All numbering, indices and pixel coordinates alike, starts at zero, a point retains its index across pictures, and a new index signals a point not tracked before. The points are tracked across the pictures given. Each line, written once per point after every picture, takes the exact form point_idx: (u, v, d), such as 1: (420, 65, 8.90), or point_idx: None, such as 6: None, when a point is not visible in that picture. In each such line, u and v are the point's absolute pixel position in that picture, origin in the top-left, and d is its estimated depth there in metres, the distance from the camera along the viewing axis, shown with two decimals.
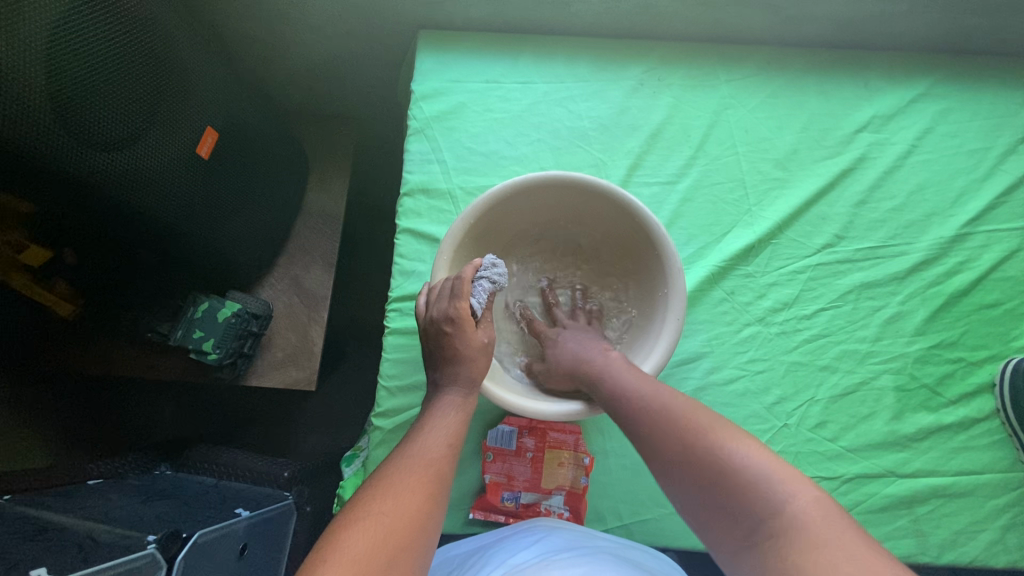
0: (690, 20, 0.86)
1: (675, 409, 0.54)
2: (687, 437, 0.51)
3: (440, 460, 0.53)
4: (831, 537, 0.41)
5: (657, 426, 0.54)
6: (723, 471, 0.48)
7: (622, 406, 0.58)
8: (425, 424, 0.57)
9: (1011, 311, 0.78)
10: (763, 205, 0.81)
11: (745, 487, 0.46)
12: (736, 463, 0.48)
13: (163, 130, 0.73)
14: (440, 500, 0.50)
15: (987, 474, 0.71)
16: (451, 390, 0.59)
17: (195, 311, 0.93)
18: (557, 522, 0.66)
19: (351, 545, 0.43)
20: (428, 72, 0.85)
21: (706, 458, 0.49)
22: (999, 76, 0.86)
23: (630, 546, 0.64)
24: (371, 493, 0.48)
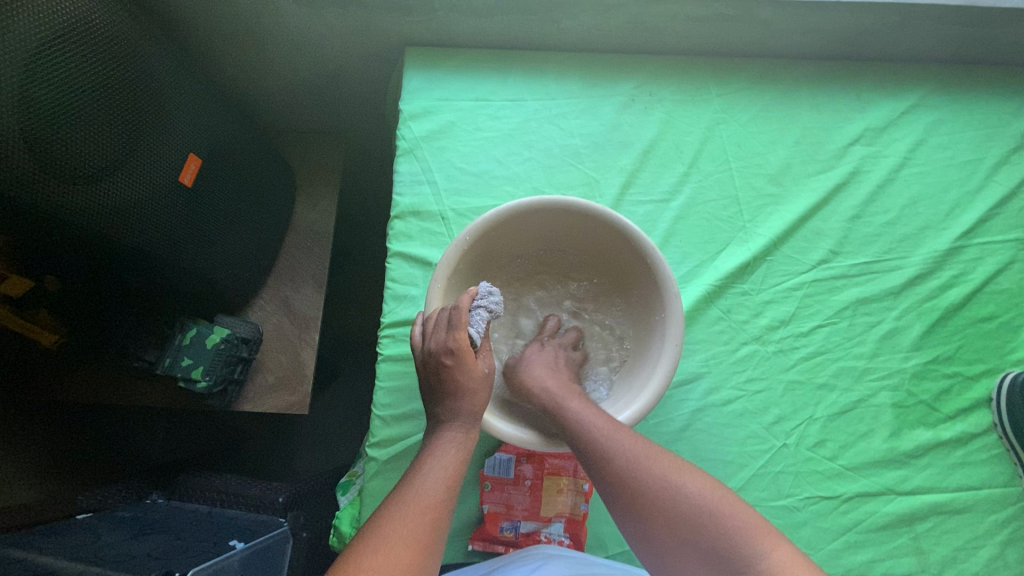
0: (680, 35, 0.86)
1: (653, 468, 0.55)
2: (668, 493, 0.53)
3: (437, 507, 0.52)
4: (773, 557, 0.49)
5: (633, 486, 0.54)
6: (706, 529, 0.51)
7: (596, 462, 0.57)
8: (425, 462, 0.56)
9: (1005, 324, 0.77)
10: (757, 221, 0.80)
11: (731, 542, 0.50)
12: (719, 516, 0.51)
13: (144, 161, 0.71)
14: (434, 550, 0.50)
15: (986, 489, 0.71)
16: (453, 423, 0.58)
17: (183, 338, 0.91)
18: (554, 551, 0.65)
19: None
20: (415, 90, 0.84)
21: (688, 517, 0.52)
22: (989, 86, 0.86)
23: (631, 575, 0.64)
24: (366, 546, 0.48)
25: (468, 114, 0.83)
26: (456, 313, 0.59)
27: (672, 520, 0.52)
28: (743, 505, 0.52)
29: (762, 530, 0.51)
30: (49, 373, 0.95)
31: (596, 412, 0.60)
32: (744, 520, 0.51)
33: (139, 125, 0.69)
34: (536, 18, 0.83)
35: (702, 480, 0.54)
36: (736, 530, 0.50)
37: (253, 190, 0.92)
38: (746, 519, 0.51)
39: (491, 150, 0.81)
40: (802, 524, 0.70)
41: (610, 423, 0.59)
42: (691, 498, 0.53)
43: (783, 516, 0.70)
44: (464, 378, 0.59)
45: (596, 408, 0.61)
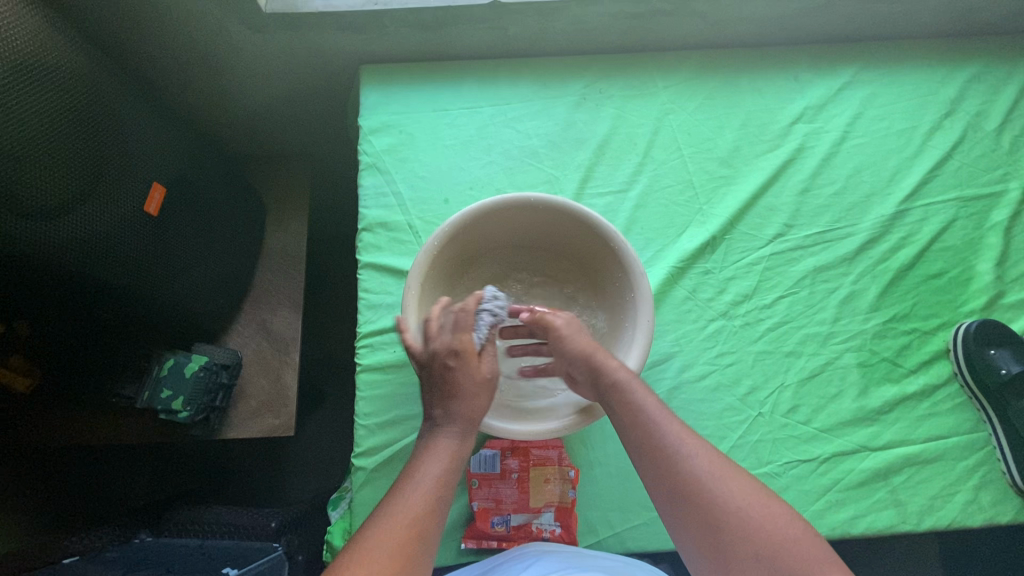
0: (623, 33, 0.90)
1: (728, 486, 0.52)
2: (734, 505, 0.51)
3: (428, 512, 0.53)
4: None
5: (698, 497, 0.51)
6: (777, 555, 0.48)
7: (664, 465, 0.54)
8: (421, 465, 0.57)
9: (955, 279, 0.81)
10: (712, 203, 0.83)
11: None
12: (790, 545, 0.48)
13: (108, 193, 0.71)
14: (423, 554, 0.51)
15: (953, 437, 0.74)
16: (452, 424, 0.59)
17: (160, 369, 0.91)
18: (548, 546, 0.66)
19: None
20: (374, 105, 0.86)
21: (754, 539, 0.49)
22: (916, 58, 0.91)
23: (630, 564, 0.65)
24: (356, 550, 0.49)
25: (426, 124, 0.86)
26: (462, 314, 0.61)
27: (742, 542, 0.49)
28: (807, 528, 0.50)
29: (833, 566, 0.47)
30: (25, 422, 0.94)
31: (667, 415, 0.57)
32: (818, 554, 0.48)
33: (102, 159, 0.70)
34: (483, 26, 0.86)
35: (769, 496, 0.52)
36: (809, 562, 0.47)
37: (222, 216, 0.94)
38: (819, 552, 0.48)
39: (452, 158, 0.84)
40: (784, 489, 0.72)
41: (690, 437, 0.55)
42: (757, 519, 0.50)
43: (764, 483, 0.72)
44: (467, 380, 0.60)
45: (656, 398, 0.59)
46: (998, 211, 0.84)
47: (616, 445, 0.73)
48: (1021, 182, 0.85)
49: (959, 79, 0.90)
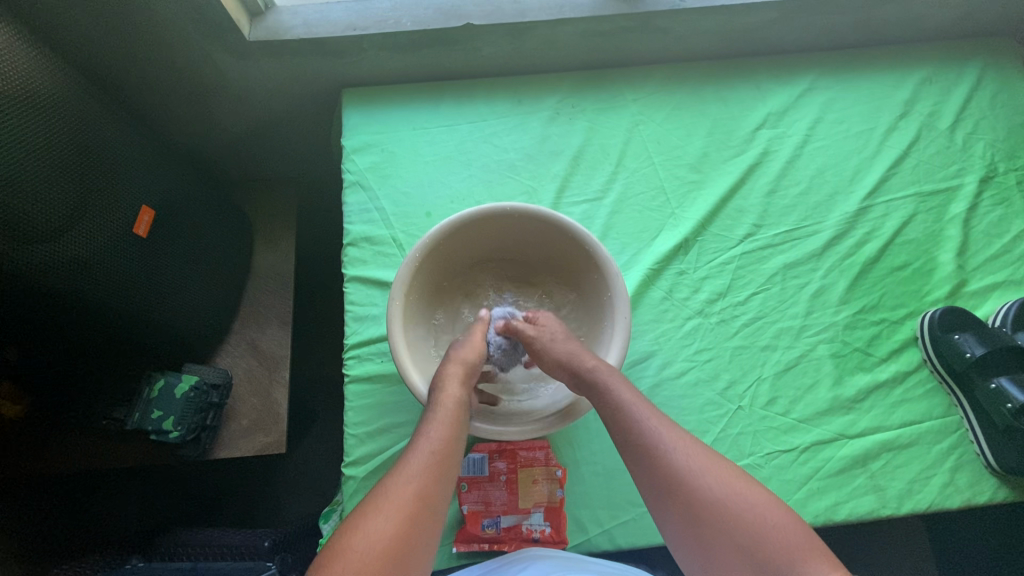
0: (591, 51, 0.94)
1: (692, 458, 0.55)
2: (695, 475, 0.54)
3: (437, 468, 0.55)
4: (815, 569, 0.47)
5: (661, 466, 0.55)
6: (735, 521, 0.51)
7: (636, 445, 0.58)
8: (427, 425, 0.59)
9: (919, 269, 0.84)
10: (684, 207, 0.87)
11: (758, 537, 0.49)
12: (765, 530, 0.50)
13: (99, 216, 0.74)
14: (436, 508, 0.53)
15: (927, 421, 0.76)
16: (451, 385, 0.62)
17: (150, 391, 0.92)
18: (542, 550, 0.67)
19: (347, 560, 0.47)
20: (356, 126, 0.89)
21: (715, 501, 0.52)
22: (870, 65, 0.96)
23: (620, 568, 0.66)
24: (370, 506, 0.51)
25: (407, 142, 0.89)
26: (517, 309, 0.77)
27: (718, 531, 0.51)
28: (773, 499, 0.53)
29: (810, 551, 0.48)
30: (16, 452, 0.95)
31: (641, 400, 0.61)
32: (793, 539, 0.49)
33: (91, 182, 0.73)
34: (459, 48, 0.90)
35: (735, 472, 0.55)
36: (782, 545, 0.48)
37: (210, 237, 0.96)
38: (795, 537, 0.49)
39: (432, 173, 0.87)
40: (767, 479, 0.74)
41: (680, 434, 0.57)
42: (717, 484, 0.53)
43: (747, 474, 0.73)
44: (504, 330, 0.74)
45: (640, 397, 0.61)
46: (955, 204, 0.88)
47: (602, 443, 0.75)
48: (976, 176, 0.89)
49: (912, 82, 0.95)
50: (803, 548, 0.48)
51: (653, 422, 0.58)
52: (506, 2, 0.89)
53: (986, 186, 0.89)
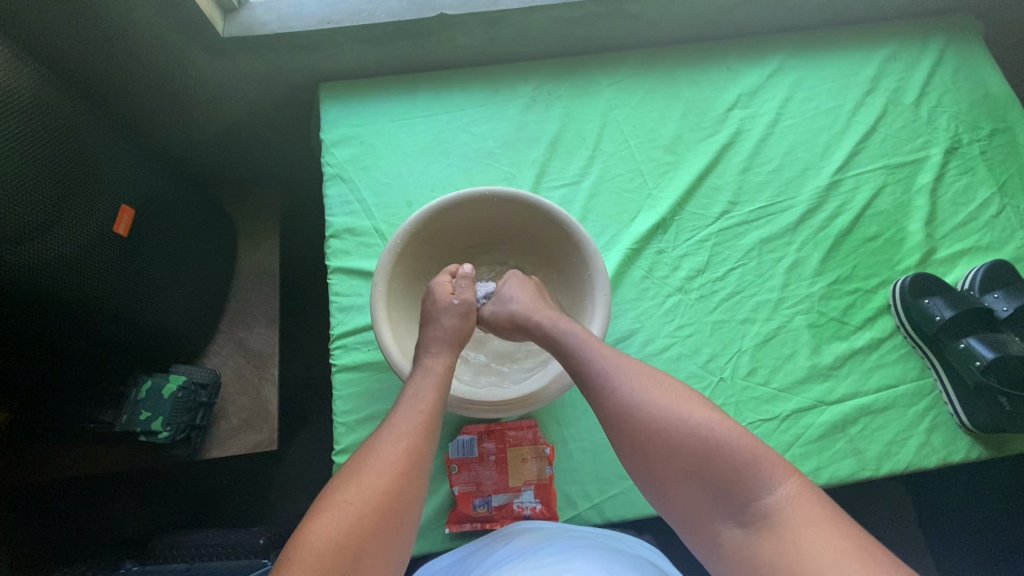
0: (565, 37, 0.96)
1: (670, 411, 0.53)
2: (672, 428, 0.51)
3: (426, 422, 0.55)
4: (799, 518, 0.45)
5: (637, 422, 0.53)
6: (716, 469, 0.49)
7: (609, 399, 0.56)
8: (414, 387, 0.60)
9: (891, 239, 0.87)
10: (661, 187, 0.88)
11: (742, 484, 0.48)
12: (732, 455, 0.49)
13: (79, 216, 0.74)
14: (427, 458, 0.53)
15: (902, 385, 0.79)
16: (435, 354, 0.65)
17: (137, 392, 0.92)
18: (531, 525, 0.66)
19: (342, 511, 0.47)
20: (334, 119, 0.90)
21: (694, 453, 0.50)
22: (836, 43, 0.99)
23: (604, 534, 0.67)
24: (360, 462, 0.51)
25: (386, 133, 0.90)
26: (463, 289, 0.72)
27: (688, 468, 0.50)
28: (755, 441, 0.50)
29: (776, 469, 0.48)
30: (8, 460, 0.94)
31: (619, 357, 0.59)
32: (761, 462, 0.49)
33: (70, 183, 0.73)
34: (433, 38, 0.91)
35: (720, 418, 0.52)
36: (755, 480, 0.48)
37: (192, 235, 0.96)
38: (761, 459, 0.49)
39: (411, 164, 0.88)
40: None
41: (647, 378, 0.56)
42: (697, 433, 0.51)
43: None
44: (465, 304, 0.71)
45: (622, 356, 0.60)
46: (922, 175, 0.90)
47: (589, 420, 0.76)
48: (941, 148, 0.92)
49: (877, 59, 0.97)
50: (791, 494, 0.46)
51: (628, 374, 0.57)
52: None
53: (952, 157, 0.91)
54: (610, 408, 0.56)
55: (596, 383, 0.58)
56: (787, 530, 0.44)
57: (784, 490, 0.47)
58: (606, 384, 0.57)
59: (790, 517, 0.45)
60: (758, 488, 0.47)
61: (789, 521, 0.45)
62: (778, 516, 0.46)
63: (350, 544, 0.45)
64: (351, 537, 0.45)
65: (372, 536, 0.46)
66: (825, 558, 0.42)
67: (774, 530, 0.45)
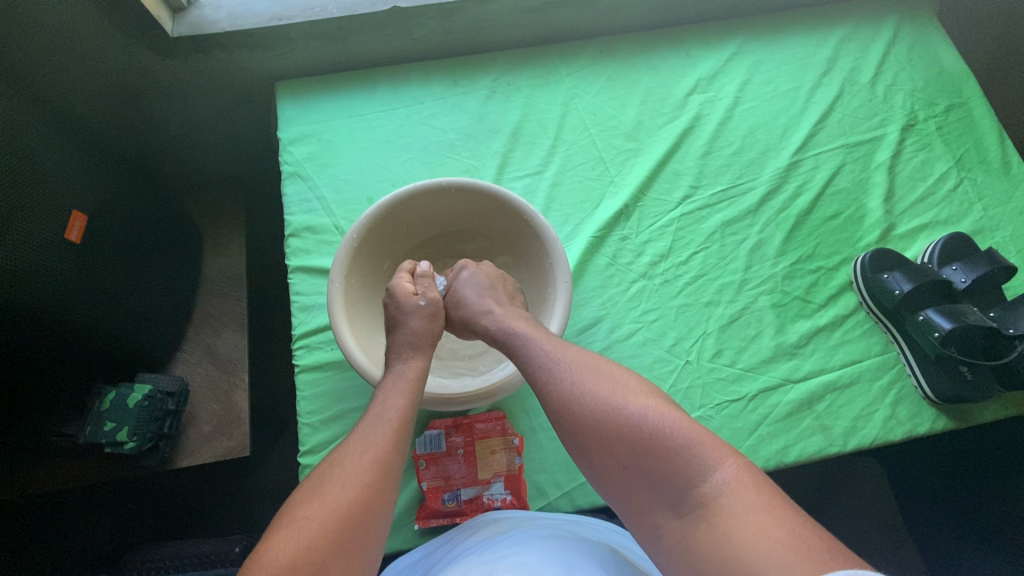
0: (523, 27, 0.96)
1: (608, 401, 0.52)
2: (608, 419, 0.50)
3: (394, 432, 0.54)
4: (738, 502, 0.43)
5: (576, 415, 0.52)
6: (654, 456, 0.48)
7: (551, 395, 0.55)
8: (383, 395, 0.58)
9: (851, 217, 0.87)
10: (623, 174, 0.88)
11: (679, 469, 0.46)
12: (669, 440, 0.48)
13: (28, 224, 0.71)
14: (394, 471, 0.51)
15: (866, 360, 0.79)
16: (408, 358, 0.63)
17: (102, 403, 0.90)
18: (494, 518, 0.66)
19: (295, 531, 0.44)
20: (292, 118, 0.89)
21: (631, 443, 0.49)
22: (793, 24, 1.00)
23: (573, 521, 0.66)
24: (321, 476, 0.49)
25: (344, 130, 0.89)
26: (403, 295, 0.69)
27: (628, 458, 0.49)
28: (696, 427, 0.49)
29: (714, 452, 0.47)
30: None
31: (569, 352, 0.58)
32: (699, 445, 0.47)
33: (19, 190, 0.70)
34: (389, 32, 0.91)
35: (658, 405, 0.51)
36: (693, 464, 0.46)
37: (151, 242, 0.94)
38: (699, 443, 0.48)
39: (371, 159, 0.87)
40: (718, 430, 0.76)
41: (591, 370, 0.55)
42: (633, 421, 0.49)
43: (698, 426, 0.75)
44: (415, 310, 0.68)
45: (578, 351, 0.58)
46: (880, 152, 0.91)
47: None
48: (898, 125, 0.93)
49: (833, 40, 0.98)
50: (727, 476, 0.45)
51: (571, 370, 0.55)
52: None
53: (908, 133, 0.92)
54: (554, 403, 0.54)
55: (543, 379, 0.56)
56: (723, 515, 0.43)
57: (720, 472, 0.45)
58: (550, 380, 0.56)
59: (726, 499, 0.44)
60: (696, 473, 0.46)
61: (725, 505, 0.44)
62: (715, 501, 0.44)
63: (304, 564, 0.42)
64: (311, 558, 0.43)
65: (332, 550, 0.44)
66: (760, 543, 0.40)
67: (710, 515, 0.44)
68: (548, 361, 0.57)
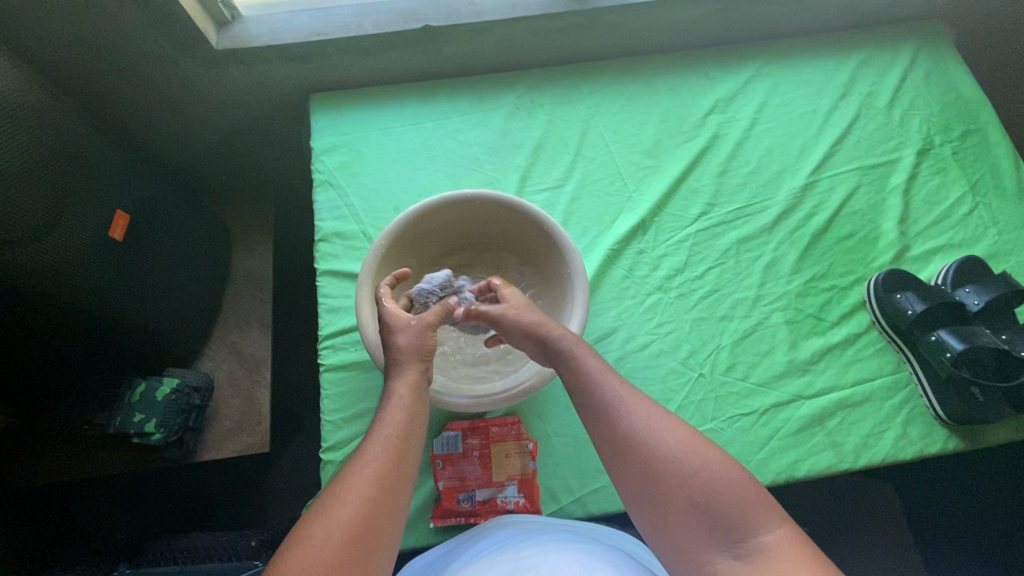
0: (548, 47, 0.99)
1: (670, 444, 0.54)
2: (669, 460, 0.53)
3: (396, 450, 0.54)
4: (792, 558, 0.46)
5: (637, 451, 0.54)
6: (712, 503, 0.50)
7: (612, 428, 0.57)
8: (382, 411, 0.58)
9: (865, 238, 0.89)
10: (641, 190, 0.91)
11: (737, 519, 0.49)
12: (724, 495, 0.50)
13: (75, 222, 0.76)
14: (399, 489, 0.52)
15: (879, 379, 0.80)
16: (403, 374, 0.62)
17: (132, 395, 0.93)
18: (508, 520, 0.67)
19: (306, 557, 0.45)
20: (324, 128, 0.93)
21: (691, 485, 0.51)
22: (811, 49, 1.02)
23: (589, 528, 0.68)
24: (328, 496, 0.50)
25: (374, 141, 0.93)
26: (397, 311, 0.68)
27: (683, 500, 0.51)
28: (755, 483, 0.51)
29: (766, 512, 0.49)
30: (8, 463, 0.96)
31: (632, 394, 0.59)
32: (751, 503, 0.49)
33: (69, 188, 0.76)
34: (420, 49, 0.95)
35: (718, 456, 0.53)
36: (751, 515, 0.49)
37: (186, 243, 0.98)
38: (752, 501, 0.50)
39: (398, 170, 0.91)
40: (729, 442, 0.77)
41: (654, 413, 0.57)
42: (694, 467, 0.52)
43: (710, 438, 0.77)
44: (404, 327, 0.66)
45: (641, 397, 0.59)
46: (895, 176, 0.93)
47: (571, 415, 0.78)
48: (914, 149, 0.94)
49: (850, 65, 1.01)
50: (783, 534, 0.48)
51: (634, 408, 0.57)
52: (461, 3, 0.94)
53: (924, 158, 0.94)
54: (614, 437, 0.56)
55: (603, 414, 0.58)
56: (777, 565, 0.46)
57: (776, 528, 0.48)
58: (610, 414, 0.58)
59: (776, 559, 0.46)
60: (753, 525, 0.48)
61: (779, 558, 0.46)
62: (769, 553, 0.47)
63: None
64: None
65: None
66: None
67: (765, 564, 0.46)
68: (613, 398, 0.59)
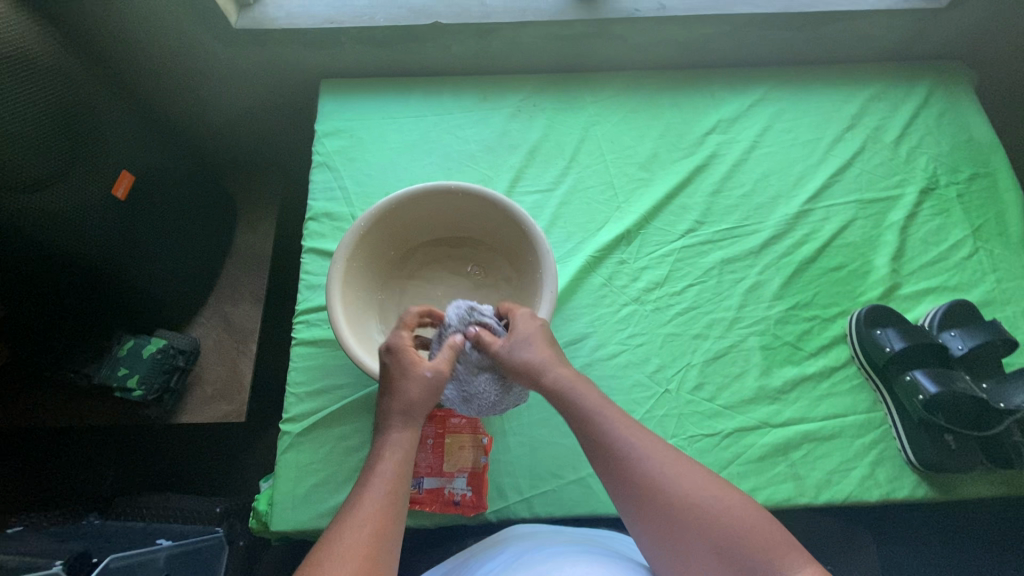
0: (556, 54, 1.01)
1: (681, 483, 0.54)
2: (683, 501, 0.53)
3: (390, 502, 0.54)
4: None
5: (649, 491, 0.55)
6: (730, 542, 0.51)
7: (622, 467, 0.56)
8: (377, 460, 0.57)
9: (855, 271, 0.87)
10: (631, 202, 0.91)
11: (755, 554, 0.50)
12: (744, 535, 0.51)
13: (81, 178, 0.80)
14: (393, 544, 0.52)
15: (851, 416, 0.78)
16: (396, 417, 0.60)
17: (120, 349, 0.97)
18: (520, 534, 0.67)
19: None
20: (330, 113, 0.96)
21: (708, 525, 0.52)
22: (822, 78, 1.01)
23: (602, 535, 0.69)
24: (319, 555, 0.49)
25: (376, 130, 0.96)
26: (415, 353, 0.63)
27: (702, 538, 0.52)
28: (761, 513, 0.53)
29: (786, 552, 0.50)
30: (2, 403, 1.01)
31: (635, 430, 0.59)
32: (766, 536, 0.51)
33: (77, 143, 0.79)
34: (429, 45, 0.97)
35: (729, 494, 0.54)
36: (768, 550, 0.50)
37: (187, 211, 1.02)
38: (769, 541, 0.50)
39: (394, 159, 0.93)
40: None
41: (659, 447, 0.58)
42: (705, 506, 0.53)
43: None
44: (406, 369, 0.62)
45: (639, 430, 0.59)
46: (894, 212, 0.90)
47: (529, 415, 0.77)
48: (917, 187, 0.92)
49: (861, 98, 0.99)
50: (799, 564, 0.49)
51: (640, 445, 0.57)
52: (473, 5, 0.96)
53: (926, 197, 0.91)
54: (626, 476, 0.56)
55: (610, 452, 0.58)
56: None
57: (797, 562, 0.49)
58: (617, 451, 0.57)
59: None
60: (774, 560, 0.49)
61: None
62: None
63: None
64: None
65: None
66: None
67: None
68: (616, 434, 0.58)
